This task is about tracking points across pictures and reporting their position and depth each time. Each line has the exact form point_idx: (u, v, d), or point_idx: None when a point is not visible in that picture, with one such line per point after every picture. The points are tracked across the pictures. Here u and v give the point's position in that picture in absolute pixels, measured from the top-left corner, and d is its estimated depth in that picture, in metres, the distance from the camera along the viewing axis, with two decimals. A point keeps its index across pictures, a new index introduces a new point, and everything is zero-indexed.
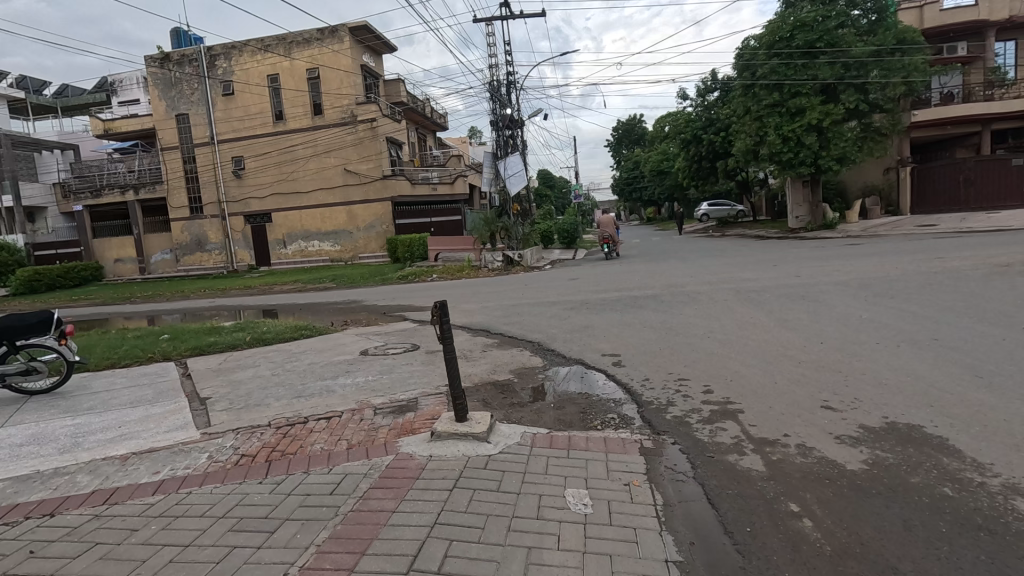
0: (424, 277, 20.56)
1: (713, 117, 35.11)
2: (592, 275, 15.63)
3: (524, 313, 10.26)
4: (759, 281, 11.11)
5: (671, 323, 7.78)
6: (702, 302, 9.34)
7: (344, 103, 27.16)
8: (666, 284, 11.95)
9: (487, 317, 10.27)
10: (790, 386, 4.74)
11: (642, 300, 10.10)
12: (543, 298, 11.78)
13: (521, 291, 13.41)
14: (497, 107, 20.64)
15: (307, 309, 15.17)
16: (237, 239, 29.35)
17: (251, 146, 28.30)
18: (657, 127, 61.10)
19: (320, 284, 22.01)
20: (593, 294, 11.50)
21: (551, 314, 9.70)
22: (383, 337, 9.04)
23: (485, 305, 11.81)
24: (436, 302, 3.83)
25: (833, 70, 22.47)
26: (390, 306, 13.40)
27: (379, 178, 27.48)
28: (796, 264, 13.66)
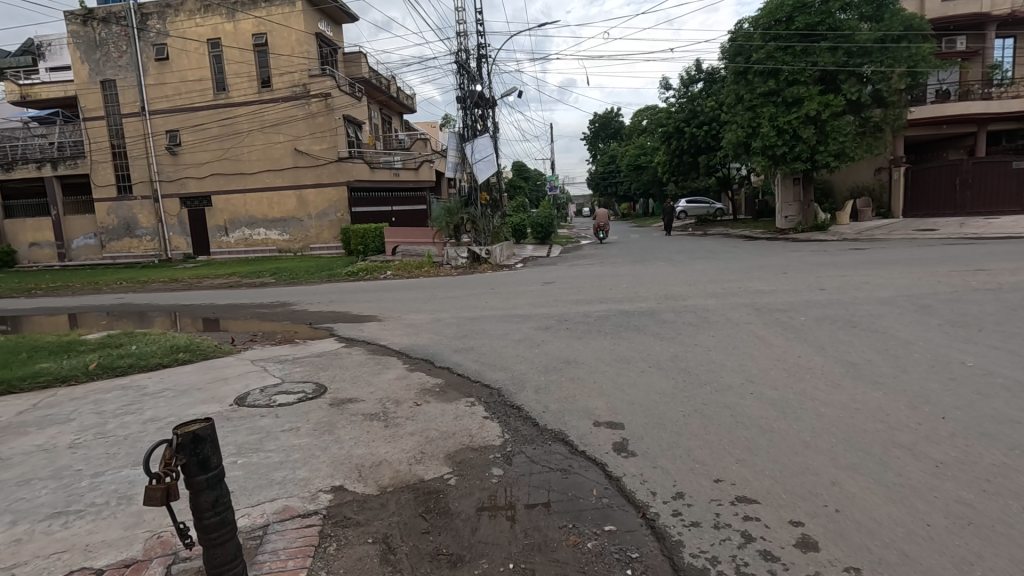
0: (378, 274, 17.90)
1: (697, 109, 33.15)
2: (568, 279, 13.37)
3: (481, 333, 7.86)
4: (779, 295, 8.96)
5: (691, 363, 5.49)
6: (718, 325, 7.09)
7: (294, 74, 24.15)
8: (663, 295, 9.72)
9: (435, 337, 7.85)
10: (973, 545, 2.47)
11: (638, 319, 7.81)
12: (510, 311, 9.41)
13: (484, 298, 11.00)
14: (465, 82, 18.03)
15: (224, 312, 12.43)
16: (171, 225, 26.14)
17: (188, 120, 25.07)
18: (635, 120, 59.26)
19: (258, 279, 19.21)
20: (572, 307, 9.17)
21: (519, 337, 7.34)
22: (286, 367, 6.55)
23: (437, 318, 9.39)
24: (174, 430, 2.20)
25: (833, 57, 20.63)
26: (323, 313, 10.87)
27: (333, 161, 24.58)
28: (811, 273, 11.60)
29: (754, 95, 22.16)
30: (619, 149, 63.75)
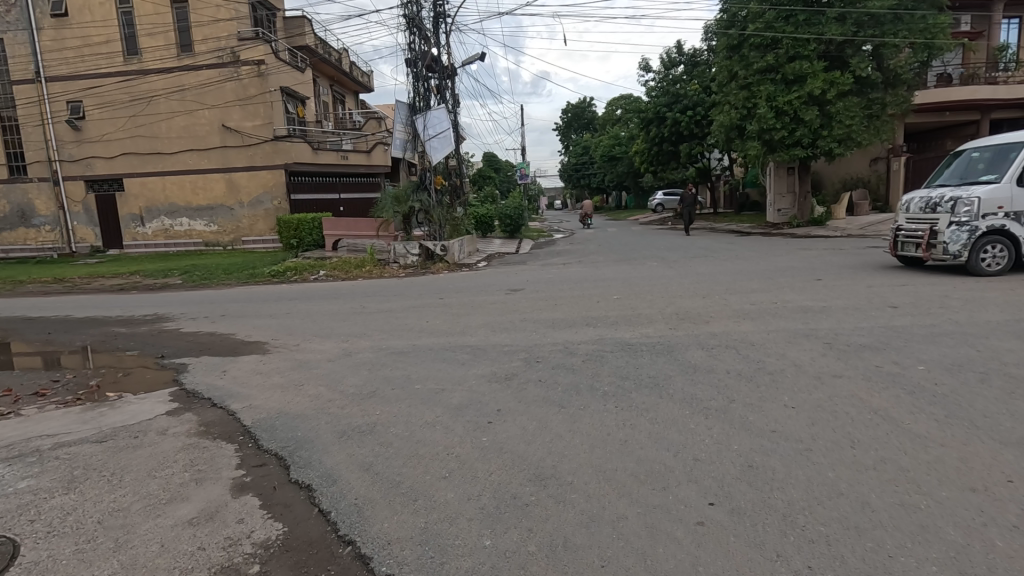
0: (307, 275, 14.70)
1: (679, 93, 30.71)
2: None
3: (399, 385, 4.88)
4: (842, 318, 6.29)
5: (794, 501, 2.66)
6: (785, 379, 4.32)
7: (220, 37, 20.63)
8: (675, 314, 6.94)
9: (324, 393, 4.84)
10: None
11: (651, 361, 5.02)
12: (454, 340, 6.44)
13: (424, 315, 8.00)
14: (416, 42, 14.90)
15: (70, 325, 9.14)
16: (76, 213, 22.32)
17: (93, 88, 21.22)
18: (608, 110, 56.78)
19: (161, 279, 15.73)
20: (545, 336, 6.26)
21: (458, 400, 4.39)
22: (10, 474, 3.47)
23: (348, 351, 6.38)
24: None
25: (841, 28, 18.24)
26: (196, 336, 7.75)
27: (268, 140, 21.12)
28: (849, 279, 9.02)
29: (750, 72, 19.72)
30: (591, 138, 61.26)
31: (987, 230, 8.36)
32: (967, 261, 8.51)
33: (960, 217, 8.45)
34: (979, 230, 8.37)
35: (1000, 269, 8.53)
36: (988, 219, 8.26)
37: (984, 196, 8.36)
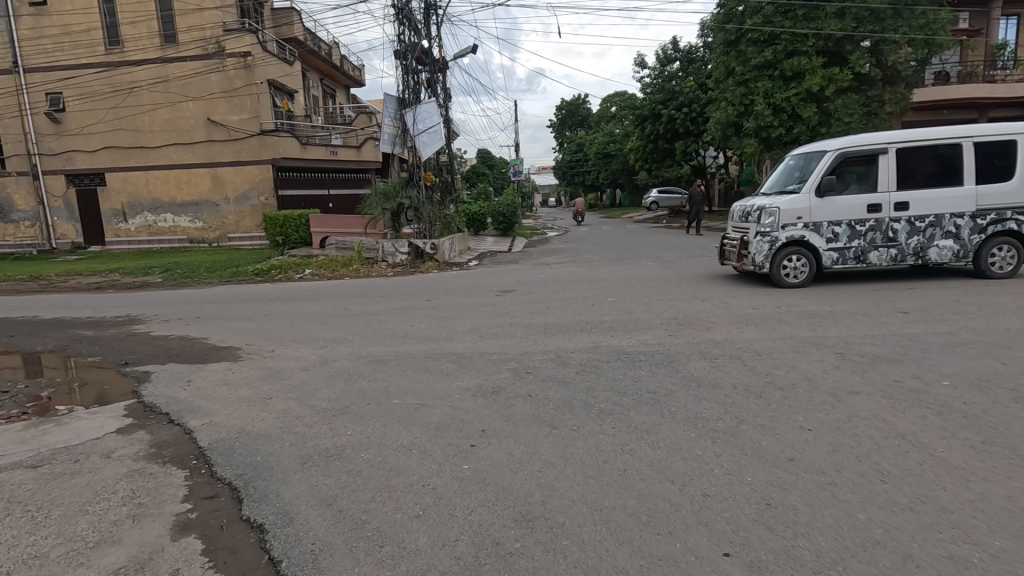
0: (292, 274, 14.22)
1: (674, 89, 30.36)
2: None
3: (376, 400, 4.46)
4: (851, 325, 5.93)
5: (823, 553, 2.27)
6: (798, 396, 3.93)
7: (205, 28, 20.04)
8: (674, 320, 6.56)
9: (292, 408, 4.41)
10: None
11: (650, 373, 4.62)
12: (440, 347, 6.04)
13: (408, 319, 7.57)
14: (405, 33, 14.43)
15: (35, 327, 8.65)
16: (56, 208, 21.67)
17: (73, 80, 20.57)
18: (603, 107, 56.40)
19: (140, 277, 15.18)
20: (536, 344, 5.86)
21: (438, 418, 3.97)
22: None
23: (325, 358, 5.95)
24: None
25: (841, 23, 17.92)
26: (167, 340, 7.28)
27: (255, 134, 20.59)
28: (853, 281, 8.68)
29: (748, 68, 19.36)
30: (586, 135, 60.87)
31: (786, 240, 8.16)
32: (767, 271, 8.33)
33: (759, 226, 8.29)
34: (778, 241, 8.19)
35: (802, 281, 8.31)
36: (785, 231, 8.06)
37: (782, 206, 8.16)
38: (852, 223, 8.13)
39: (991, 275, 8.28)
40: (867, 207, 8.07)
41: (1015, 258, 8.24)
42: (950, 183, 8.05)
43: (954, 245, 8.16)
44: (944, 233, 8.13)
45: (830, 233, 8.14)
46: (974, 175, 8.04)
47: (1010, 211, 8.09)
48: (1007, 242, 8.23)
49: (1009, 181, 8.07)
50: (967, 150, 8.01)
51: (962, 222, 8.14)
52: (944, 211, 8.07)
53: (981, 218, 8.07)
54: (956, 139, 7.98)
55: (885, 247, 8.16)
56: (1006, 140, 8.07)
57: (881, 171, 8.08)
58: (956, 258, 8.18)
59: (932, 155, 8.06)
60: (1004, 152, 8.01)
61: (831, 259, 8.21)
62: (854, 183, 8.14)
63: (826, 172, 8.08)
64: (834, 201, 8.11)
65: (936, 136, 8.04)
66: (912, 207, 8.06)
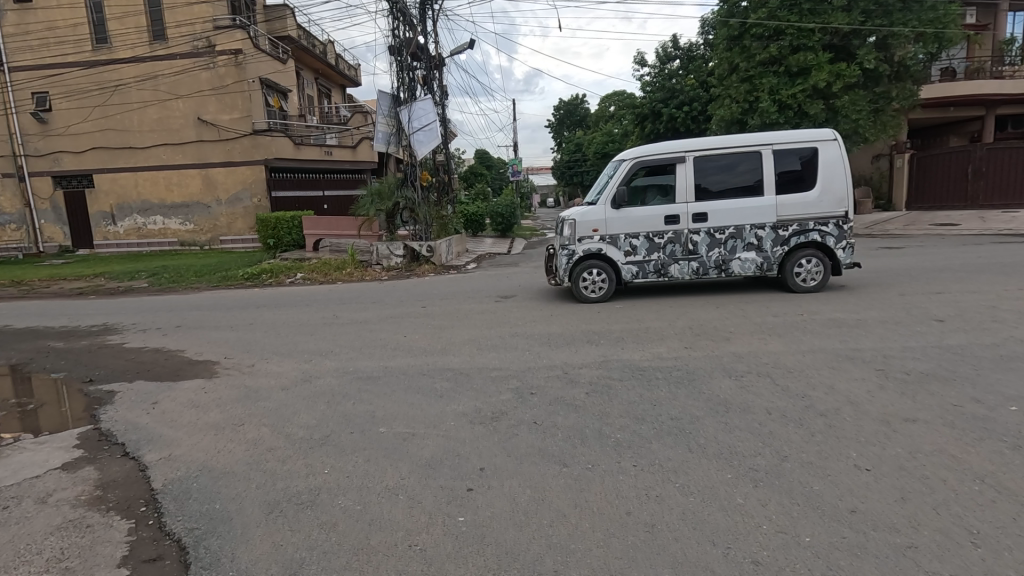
0: (284, 278, 13.67)
1: (675, 88, 29.87)
2: None
3: (360, 428, 3.93)
4: (884, 336, 5.42)
5: None
6: (845, 426, 3.42)
7: (195, 24, 19.50)
8: (689, 330, 6.06)
9: (265, 438, 3.88)
10: None
11: (670, 395, 4.10)
12: (435, 361, 5.52)
13: (401, 329, 7.04)
14: (400, 28, 13.90)
15: (5, 337, 8.11)
16: (43, 210, 21.09)
17: (60, 79, 20.02)
18: (602, 107, 55.97)
19: (126, 282, 14.63)
20: (541, 358, 5.35)
21: (430, 453, 3.44)
22: None
23: (309, 374, 5.42)
24: None
25: (848, 18, 17.44)
26: (142, 353, 6.74)
27: (247, 134, 20.06)
28: (875, 285, 8.18)
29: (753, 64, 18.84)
30: (584, 135, 60.45)
31: (584, 253, 7.84)
32: (567, 285, 8.02)
33: (559, 239, 8.00)
34: (576, 254, 7.85)
35: (601, 295, 7.93)
36: (579, 244, 7.71)
37: (580, 218, 7.85)
38: (649, 235, 7.73)
39: (800, 289, 7.72)
40: (664, 219, 7.66)
41: (823, 271, 7.67)
42: (749, 193, 7.57)
43: (757, 258, 7.67)
44: (745, 245, 7.65)
45: (628, 246, 7.77)
46: (771, 184, 7.52)
47: (813, 221, 7.54)
48: (812, 254, 7.65)
49: (813, 190, 7.54)
50: (765, 159, 7.51)
51: (765, 233, 7.64)
52: (743, 222, 7.59)
53: (782, 230, 7.54)
54: (749, 146, 7.49)
55: (685, 260, 7.72)
56: (810, 148, 7.52)
57: (678, 181, 7.64)
58: (758, 272, 7.68)
59: (733, 163, 7.57)
60: (805, 160, 7.48)
61: (631, 273, 7.84)
62: (651, 194, 7.73)
63: (623, 183, 7.72)
64: (631, 212, 7.74)
65: (734, 142, 7.54)
66: (710, 218, 7.59)
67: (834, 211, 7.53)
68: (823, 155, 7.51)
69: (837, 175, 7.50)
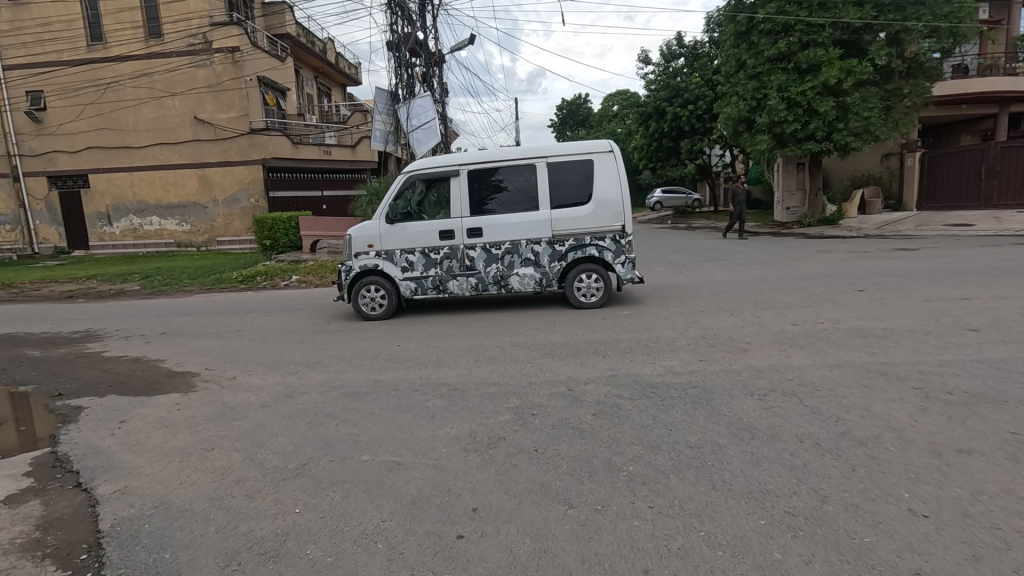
0: (278, 280, 13.27)
1: (679, 86, 29.41)
2: None
3: (340, 455, 3.52)
4: (917, 347, 4.99)
5: None
6: (890, 458, 2.99)
7: (191, 21, 19.14)
8: (703, 340, 5.64)
9: (234, 466, 3.47)
10: None
11: (686, 418, 3.68)
12: (429, 375, 5.11)
13: (394, 337, 6.65)
14: (398, 23, 13.50)
15: None
16: (38, 211, 20.76)
17: (54, 77, 19.68)
18: (605, 106, 55.54)
19: (118, 285, 14.27)
20: (543, 372, 4.93)
21: (416, 488, 3.03)
22: None
23: (292, 389, 5.02)
24: None
25: (859, 12, 17.00)
26: (119, 364, 6.34)
27: (244, 133, 19.69)
28: (898, 289, 7.74)
29: (761, 60, 18.39)
30: (587, 135, 60.05)
31: (360, 270, 7.58)
32: (350, 303, 7.76)
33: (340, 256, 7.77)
34: (353, 270, 7.60)
35: (382, 312, 7.69)
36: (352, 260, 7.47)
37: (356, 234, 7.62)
38: (426, 251, 7.50)
39: (582, 305, 7.51)
40: (439, 233, 7.43)
41: (603, 286, 7.47)
42: (526, 207, 7.37)
43: (536, 273, 7.46)
44: (524, 260, 7.45)
45: (405, 262, 7.52)
46: (546, 198, 7.34)
47: (588, 236, 7.35)
48: (591, 269, 7.47)
49: (587, 204, 7.34)
50: (539, 172, 7.35)
51: (542, 248, 7.43)
52: (519, 237, 7.38)
53: (557, 245, 7.34)
54: (522, 159, 7.30)
55: (464, 276, 7.49)
56: (585, 160, 7.36)
57: (454, 195, 7.42)
58: (538, 287, 7.48)
59: (508, 176, 7.40)
60: (578, 174, 7.30)
61: (410, 290, 7.60)
62: (426, 208, 7.49)
63: (396, 198, 7.48)
64: (406, 227, 7.50)
65: (507, 155, 7.38)
66: (486, 233, 7.38)
67: (610, 225, 7.34)
68: (598, 169, 7.35)
69: (613, 188, 7.32)
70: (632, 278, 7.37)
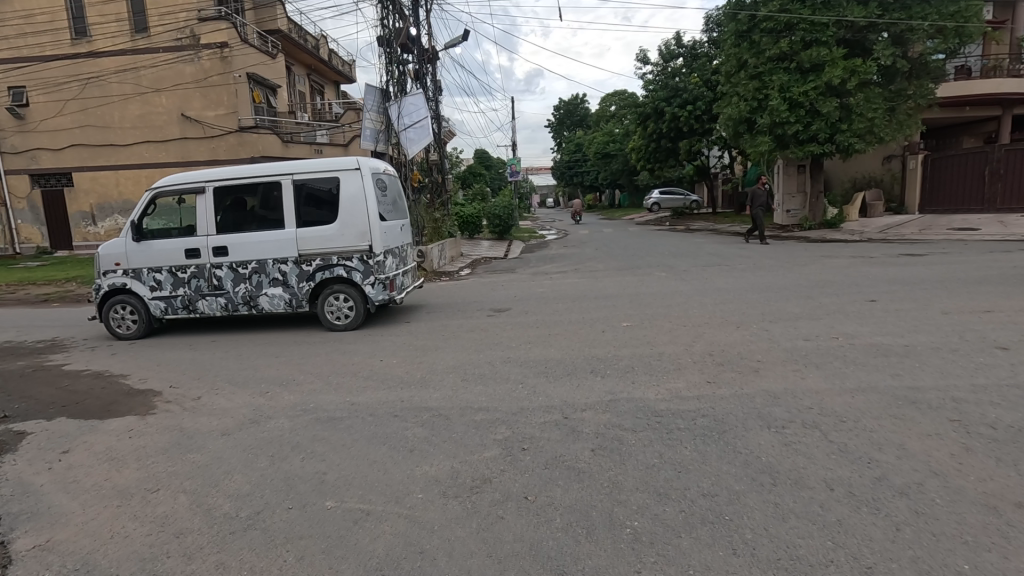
0: None
1: (678, 86, 29.01)
2: None
3: (301, 502, 3.06)
4: (945, 369, 4.57)
5: None
6: (940, 515, 2.55)
7: (178, 16, 18.61)
8: (711, 358, 5.20)
9: (177, 514, 3.01)
10: None
11: (696, 458, 3.23)
12: (412, 397, 4.66)
13: (377, 350, 6.20)
14: (389, 17, 13.04)
15: None
16: (20, 210, 20.20)
17: (37, 73, 19.14)
18: (602, 107, 55.18)
19: None
20: (537, 395, 4.49)
21: (385, 549, 2.58)
22: None
23: (259, 412, 4.57)
24: None
25: (863, 11, 16.63)
26: (79, 379, 5.87)
27: (233, 131, 19.17)
28: (913, 300, 7.32)
29: (762, 60, 17.99)
30: (585, 135, 59.66)
31: (109, 288, 7.44)
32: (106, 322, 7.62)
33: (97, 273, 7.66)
34: (104, 289, 7.47)
35: (134, 332, 7.53)
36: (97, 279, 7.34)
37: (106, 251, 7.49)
38: (174, 270, 7.33)
39: (332, 326, 7.30)
40: (185, 252, 7.26)
41: (354, 307, 7.25)
42: (269, 225, 7.13)
43: (285, 294, 7.23)
44: (272, 280, 7.22)
45: (154, 281, 7.37)
46: (293, 216, 7.10)
47: (334, 256, 7.09)
48: (341, 290, 7.24)
49: (334, 223, 7.08)
50: (284, 190, 7.08)
51: (290, 268, 7.19)
52: (265, 257, 7.16)
53: (303, 265, 7.09)
54: (267, 176, 7.05)
55: (212, 295, 7.31)
56: (334, 178, 7.09)
57: (201, 212, 7.22)
58: (287, 308, 7.25)
59: (255, 192, 7.16)
60: (325, 191, 7.06)
61: (161, 309, 7.43)
62: (174, 225, 7.30)
63: (141, 216, 7.31)
64: (154, 245, 7.35)
65: (254, 171, 7.13)
66: (231, 252, 7.18)
67: (356, 245, 7.06)
68: (344, 187, 7.05)
69: (359, 207, 7.03)
70: (378, 300, 7.12)
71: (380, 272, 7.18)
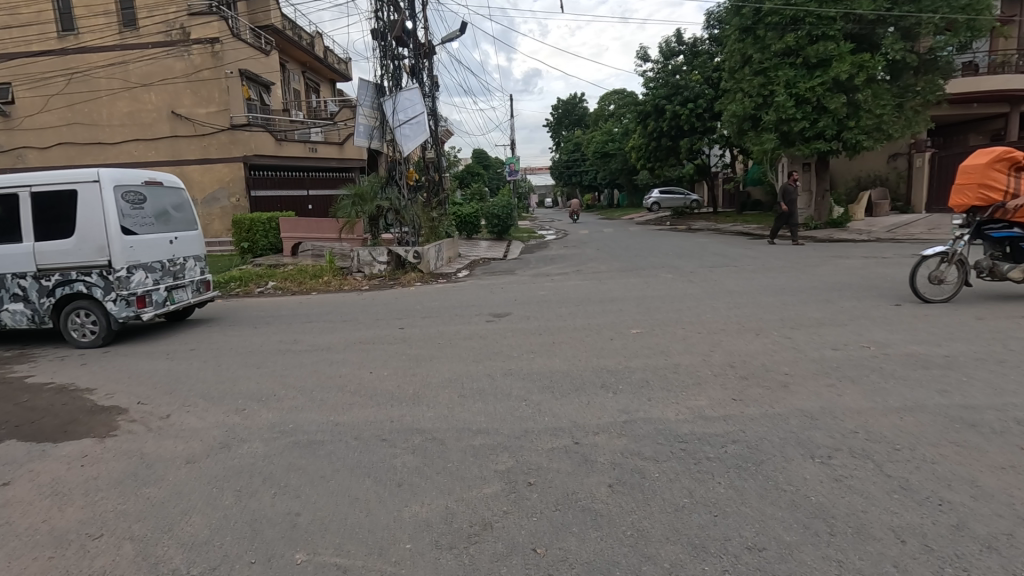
0: (253, 287, 12.23)
1: (679, 84, 28.55)
2: None
3: (267, 553, 2.57)
4: (997, 384, 4.10)
5: None
6: None
7: (167, 11, 18.11)
8: (734, 371, 4.72)
9: (120, 571, 2.52)
10: None
11: (734, 497, 2.77)
12: (404, 417, 4.18)
13: (368, 361, 5.71)
14: (384, 9, 12.55)
15: None
16: None
17: (22, 69, 18.60)
18: (601, 106, 54.74)
19: None
20: (544, 416, 4.00)
21: None
22: None
23: (232, 434, 4.08)
24: None
25: (872, 5, 16.19)
26: (41, 394, 5.35)
27: (224, 129, 18.65)
28: (941, 305, 6.86)
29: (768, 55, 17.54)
30: (583, 135, 59.17)
31: None
32: None
33: None
34: None
35: None
36: None
37: None
38: None
39: (76, 343, 7.02)
40: None
41: (95, 325, 6.96)
42: (9, 240, 6.94)
43: (27, 310, 7.00)
44: (13, 296, 7.02)
45: None
46: (29, 230, 6.90)
47: (74, 271, 6.84)
48: (84, 306, 6.96)
49: (72, 238, 6.83)
50: (23, 204, 6.90)
51: (30, 283, 6.97)
52: (4, 271, 6.97)
53: (41, 280, 6.86)
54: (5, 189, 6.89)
55: None
56: (71, 190, 6.85)
57: None
58: (29, 325, 7.00)
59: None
60: (60, 204, 6.83)
61: None
62: None
63: None
64: None
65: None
66: None
67: (95, 261, 6.79)
68: (82, 200, 6.80)
69: (98, 222, 6.76)
70: (116, 316, 6.79)
71: (123, 288, 6.86)
